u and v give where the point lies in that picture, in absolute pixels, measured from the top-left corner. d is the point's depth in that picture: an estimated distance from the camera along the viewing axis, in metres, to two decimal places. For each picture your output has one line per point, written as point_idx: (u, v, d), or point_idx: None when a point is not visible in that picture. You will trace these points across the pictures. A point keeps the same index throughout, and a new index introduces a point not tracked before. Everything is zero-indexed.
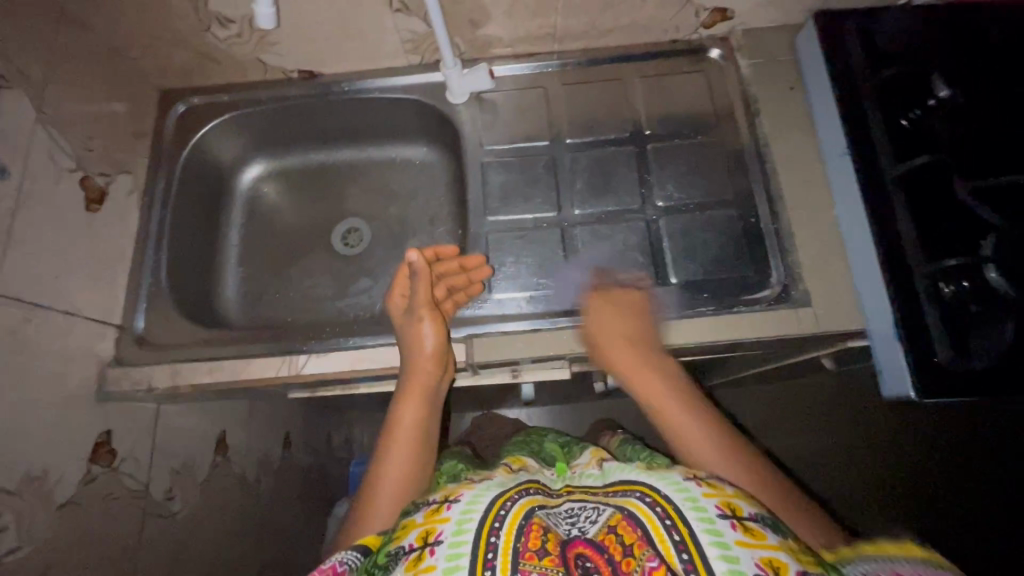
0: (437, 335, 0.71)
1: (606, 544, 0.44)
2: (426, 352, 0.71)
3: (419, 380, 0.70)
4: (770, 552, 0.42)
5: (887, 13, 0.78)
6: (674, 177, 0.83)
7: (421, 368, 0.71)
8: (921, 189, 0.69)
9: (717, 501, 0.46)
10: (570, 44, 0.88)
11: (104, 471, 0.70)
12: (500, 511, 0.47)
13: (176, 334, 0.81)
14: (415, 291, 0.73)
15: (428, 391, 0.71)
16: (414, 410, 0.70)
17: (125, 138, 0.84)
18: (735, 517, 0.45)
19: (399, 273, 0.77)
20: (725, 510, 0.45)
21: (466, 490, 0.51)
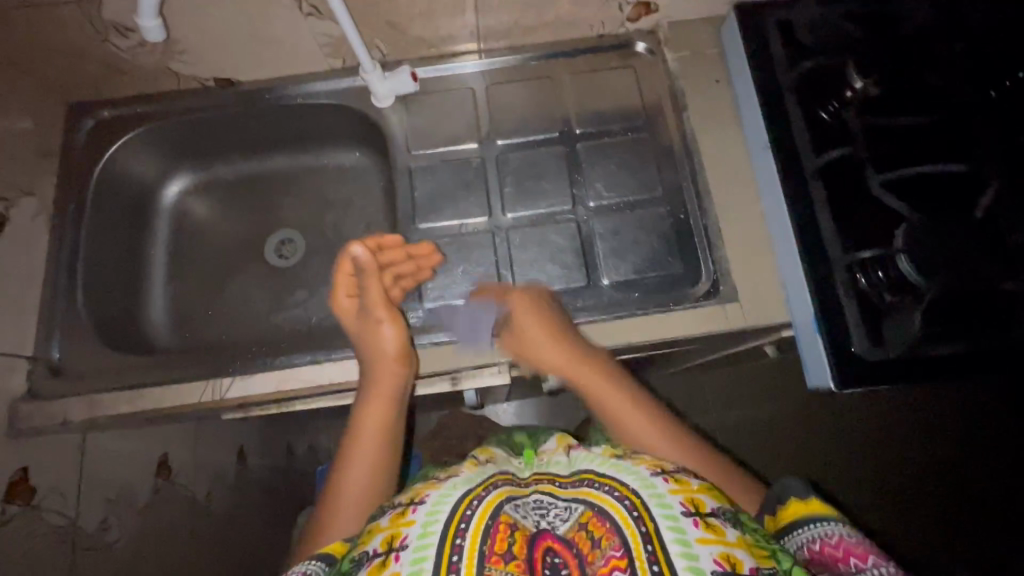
0: (399, 334, 0.70)
1: (575, 541, 0.44)
2: (389, 350, 0.69)
3: (385, 378, 0.68)
4: (727, 548, 0.44)
5: (804, 4, 0.78)
6: (604, 176, 0.83)
7: (386, 368, 0.68)
8: (838, 182, 0.70)
9: (682, 498, 0.47)
10: (495, 41, 0.86)
11: (21, 510, 0.66)
12: (466, 512, 0.46)
13: (96, 362, 0.77)
14: (367, 289, 0.72)
15: (396, 391, 0.69)
16: (380, 408, 0.68)
17: (28, 159, 0.80)
18: (698, 513, 0.46)
19: (342, 270, 0.76)
20: (689, 507, 0.46)
21: (432, 489, 0.50)
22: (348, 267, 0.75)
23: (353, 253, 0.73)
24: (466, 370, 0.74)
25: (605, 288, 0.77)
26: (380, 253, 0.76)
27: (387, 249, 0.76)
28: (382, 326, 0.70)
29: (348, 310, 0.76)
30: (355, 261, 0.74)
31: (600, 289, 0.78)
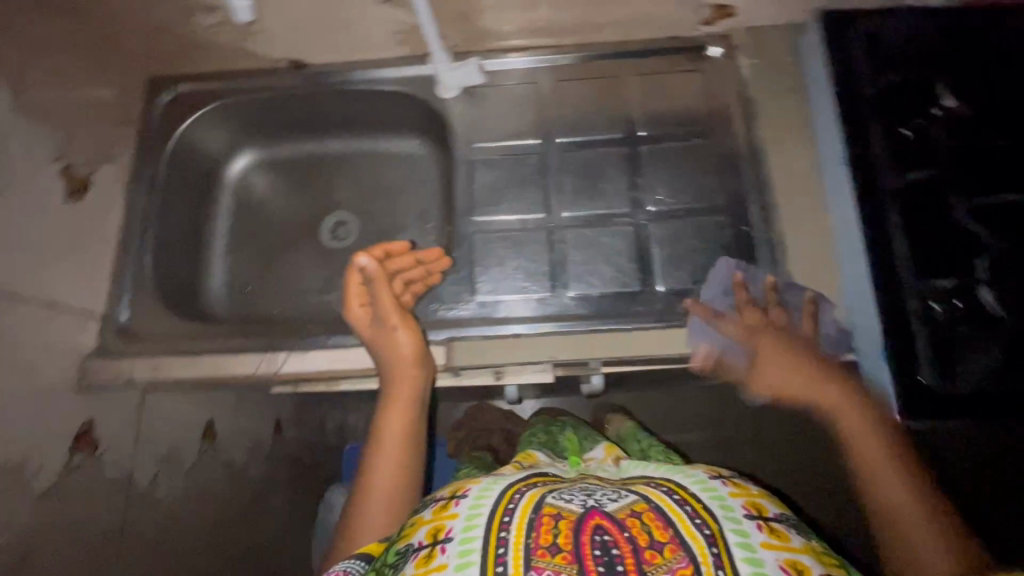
0: (414, 338, 0.71)
1: (629, 526, 0.43)
2: (405, 354, 0.70)
3: (404, 382, 0.70)
4: (793, 555, 0.43)
5: (893, 15, 0.75)
6: (665, 181, 0.81)
7: (404, 372, 0.70)
8: (917, 204, 0.67)
9: (744, 501, 0.47)
10: (564, 37, 0.85)
11: (85, 460, 0.69)
12: (509, 506, 0.46)
13: (158, 327, 0.81)
14: (378, 298, 0.73)
15: (415, 395, 0.70)
16: (399, 411, 0.70)
17: (108, 127, 0.82)
18: (761, 518, 0.46)
19: (348, 283, 0.75)
20: (752, 510, 0.46)
21: (473, 485, 0.50)
22: (357, 279, 0.75)
23: (362, 264, 0.74)
24: (511, 365, 0.73)
25: (660, 296, 0.76)
26: (388, 260, 0.78)
27: (394, 257, 0.78)
28: (395, 331, 0.71)
29: (362, 318, 0.74)
30: (363, 271, 0.75)
31: (655, 297, 0.76)
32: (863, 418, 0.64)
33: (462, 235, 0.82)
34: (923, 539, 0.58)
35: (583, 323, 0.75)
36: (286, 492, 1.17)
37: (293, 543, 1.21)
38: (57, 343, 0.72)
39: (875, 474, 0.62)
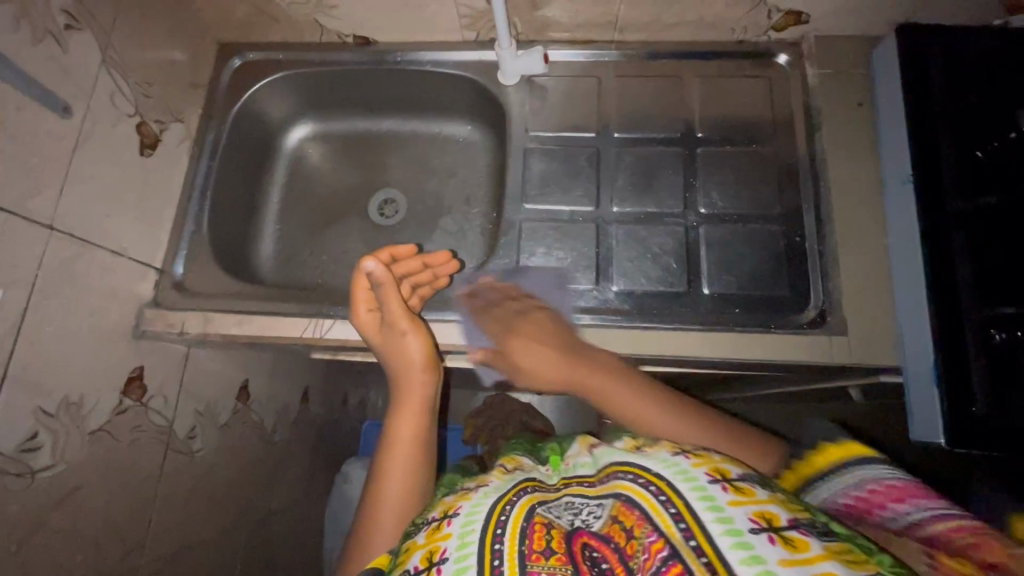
0: (424, 343, 0.71)
1: (612, 535, 0.44)
2: (416, 359, 0.70)
3: (414, 387, 0.70)
4: (760, 506, 0.41)
5: (977, 33, 0.72)
6: (719, 185, 0.80)
7: (415, 377, 0.70)
8: (983, 228, 0.65)
9: (706, 468, 0.45)
10: (630, 34, 0.86)
11: (134, 404, 0.74)
12: (501, 517, 0.45)
13: (211, 284, 0.83)
14: (386, 302, 0.70)
15: (425, 399, 0.70)
16: (409, 418, 0.69)
17: (182, 88, 0.85)
18: (726, 480, 0.43)
19: (354, 286, 0.73)
20: (715, 475, 0.44)
21: (465, 501, 0.49)
22: (363, 283, 0.72)
23: (369, 268, 0.70)
24: None
25: (704, 298, 0.75)
26: (394, 264, 0.75)
27: (401, 261, 0.74)
28: (405, 337, 0.71)
29: (369, 322, 0.73)
30: (368, 275, 0.71)
31: (700, 299, 0.76)
32: (599, 378, 0.66)
33: (511, 222, 0.82)
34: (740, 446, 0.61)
35: (625, 318, 0.75)
36: (307, 459, 1.20)
37: (309, 509, 1.24)
38: (121, 291, 0.75)
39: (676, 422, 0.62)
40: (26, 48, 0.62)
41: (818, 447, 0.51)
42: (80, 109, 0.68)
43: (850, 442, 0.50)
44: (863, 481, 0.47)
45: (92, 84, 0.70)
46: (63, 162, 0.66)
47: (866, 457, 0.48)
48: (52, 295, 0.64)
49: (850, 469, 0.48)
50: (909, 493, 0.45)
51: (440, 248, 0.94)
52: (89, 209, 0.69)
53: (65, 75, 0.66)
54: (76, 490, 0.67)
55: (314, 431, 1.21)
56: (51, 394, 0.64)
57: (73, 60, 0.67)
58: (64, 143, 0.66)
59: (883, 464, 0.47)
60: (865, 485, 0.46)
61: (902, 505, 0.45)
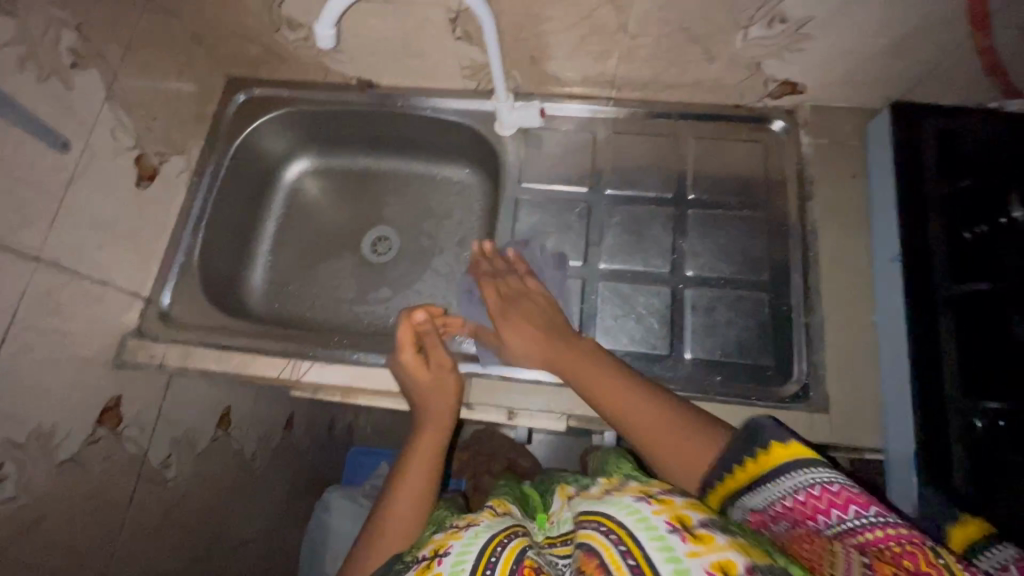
0: (457, 380, 0.71)
1: None
2: (449, 394, 0.70)
3: (439, 419, 0.69)
4: (719, 555, 0.37)
5: (971, 115, 0.72)
6: (708, 248, 0.80)
7: (441, 410, 0.69)
8: (972, 315, 0.64)
9: (667, 516, 0.41)
10: (629, 92, 0.86)
11: (107, 434, 0.74)
12: (491, 559, 0.46)
13: (197, 315, 0.83)
14: (433, 348, 0.73)
15: (446, 432, 0.69)
16: (429, 443, 0.68)
17: (187, 121, 0.87)
18: (686, 529, 0.40)
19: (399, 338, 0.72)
20: (675, 523, 0.40)
21: (455, 540, 0.50)
22: (410, 335, 0.72)
23: (417, 318, 0.74)
24: (528, 409, 0.72)
25: (687, 363, 0.74)
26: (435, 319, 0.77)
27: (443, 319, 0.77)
28: (446, 379, 0.71)
29: (415, 368, 0.70)
30: (417, 327, 0.73)
31: (681, 363, 0.75)
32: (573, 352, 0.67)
33: None
34: (673, 436, 0.56)
35: None
36: (286, 485, 1.19)
37: (286, 536, 1.22)
38: (104, 321, 0.75)
39: (619, 402, 0.61)
40: (30, 86, 0.63)
41: (756, 451, 0.46)
42: (79, 145, 0.69)
43: (785, 441, 0.45)
44: (795, 490, 0.43)
45: (94, 120, 0.71)
46: (56, 195, 0.67)
47: (807, 459, 0.43)
48: (31, 325, 0.64)
49: (781, 482, 0.44)
50: (843, 500, 0.41)
51: (430, 289, 0.94)
52: (79, 242, 0.70)
53: (67, 111, 0.67)
54: (38, 521, 0.66)
55: (294, 457, 1.21)
56: (21, 424, 0.64)
57: (76, 97, 0.69)
58: (59, 177, 0.67)
59: (822, 466, 0.43)
60: (795, 496, 0.43)
61: (832, 513, 0.41)
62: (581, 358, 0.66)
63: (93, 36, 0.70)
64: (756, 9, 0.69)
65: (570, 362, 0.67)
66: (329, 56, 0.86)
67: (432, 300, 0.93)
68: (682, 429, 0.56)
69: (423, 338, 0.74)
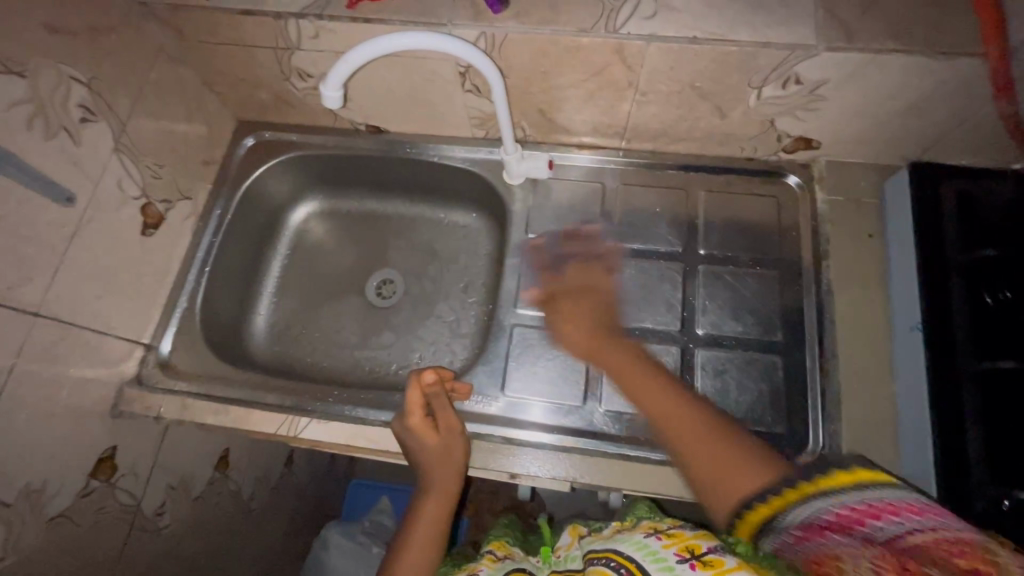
0: (464, 449, 0.68)
1: None
2: (457, 462, 0.67)
3: (445, 487, 0.67)
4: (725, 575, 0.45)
5: (991, 179, 0.70)
6: (719, 306, 0.78)
7: (448, 479, 0.67)
8: (995, 393, 0.61)
9: (676, 547, 0.50)
10: (638, 143, 0.85)
11: (101, 486, 0.72)
12: None
13: (197, 362, 0.82)
14: (443, 409, 0.69)
15: (451, 499, 0.67)
16: (435, 510, 0.66)
17: (195, 166, 0.87)
18: (694, 557, 0.49)
19: (410, 397, 0.68)
20: (684, 554, 0.49)
21: None
22: (419, 398, 0.68)
23: (426, 379, 0.69)
24: (531, 474, 0.70)
25: None
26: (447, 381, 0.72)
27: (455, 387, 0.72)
28: (452, 447, 0.68)
29: (422, 433, 0.67)
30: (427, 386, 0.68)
31: None
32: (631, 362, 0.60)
33: (502, 324, 0.80)
34: (706, 458, 0.49)
35: (610, 443, 0.71)
36: (284, 524, 1.17)
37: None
38: (102, 371, 0.74)
39: (659, 409, 0.54)
40: (38, 145, 0.63)
41: (814, 473, 0.44)
42: (85, 197, 0.69)
43: (862, 468, 0.43)
44: (852, 504, 0.41)
45: (101, 171, 0.71)
46: (58, 249, 0.66)
47: (887, 483, 0.42)
48: (28, 380, 0.63)
49: (834, 496, 0.42)
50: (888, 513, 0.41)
51: (432, 336, 0.92)
52: (80, 293, 0.70)
53: (74, 165, 0.67)
54: None
55: (293, 495, 1.19)
56: (12, 483, 0.62)
57: (82, 150, 0.68)
58: (61, 231, 0.67)
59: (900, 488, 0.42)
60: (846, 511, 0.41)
61: (897, 526, 0.40)
62: (643, 366, 0.59)
63: (104, 90, 0.71)
64: (770, 71, 0.67)
65: (628, 371, 0.59)
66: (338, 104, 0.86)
67: (435, 346, 0.91)
68: (717, 452, 0.49)
69: (432, 400, 0.69)
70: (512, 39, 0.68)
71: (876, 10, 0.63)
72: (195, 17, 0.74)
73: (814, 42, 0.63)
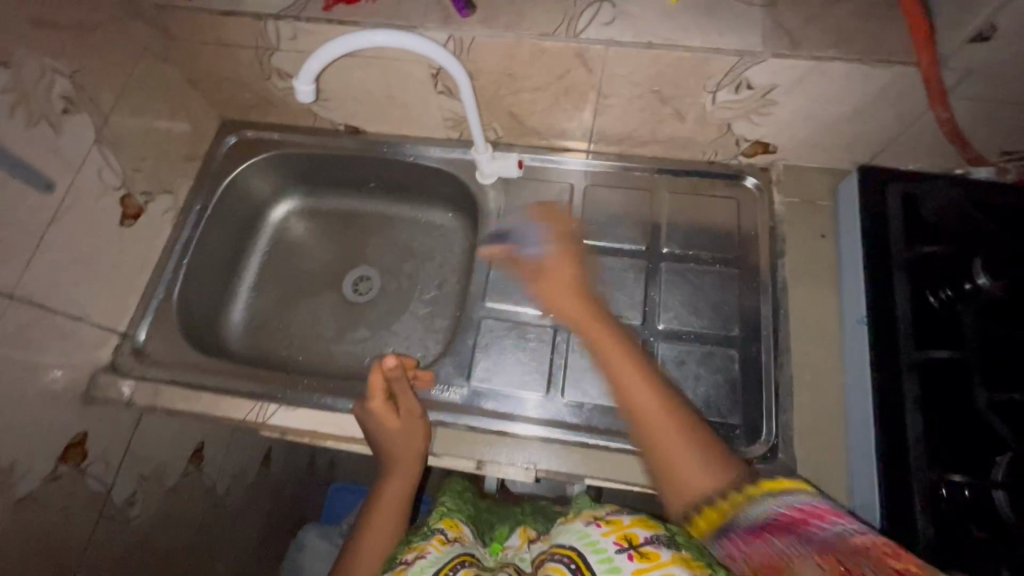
0: (424, 434, 0.70)
1: None
2: (417, 446, 0.69)
3: (406, 468, 0.69)
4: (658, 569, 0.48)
5: (937, 182, 0.74)
6: (681, 301, 0.80)
7: (409, 462, 0.69)
8: (933, 382, 0.64)
9: (615, 537, 0.52)
10: (606, 146, 0.88)
11: (70, 471, 0.73)
12: None
13: (171, 352, 0.84)
14: (403, 397, 0.70)
15: (414, 479, 0.70)
16: (396, 491, 0.69)
17: (177, 162, 0.89)
18: (632, 547, 0.51)
19: (375, 384, 0.69)
20: (622, 543, 0.51)
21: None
22: (382, 382, 0.69)
23: (388, 365, 0.69)
24: (493, 461, 0.71)
25: None
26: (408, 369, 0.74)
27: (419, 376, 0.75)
28: (412, 432, 0.69)
29: (384, 417, 0.69)
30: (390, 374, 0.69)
31: None
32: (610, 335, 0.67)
33: (471, 317, 0.83)
34: (678, 453, 0.55)
35: (572, 432, 0.73)
36: (260, 522, 1.17)
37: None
38: (75, 356, 0.76)
39: (630, 388, 0.61)
40: (19, 132, 0.65)
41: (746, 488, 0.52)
42: (64, 185, 0.72)
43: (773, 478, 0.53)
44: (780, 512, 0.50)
45: (81, 161, 0.74)
46: (36, 234, 0.68)
47: (794, 490, 0.52)
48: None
49: (766, 507, 0.50)
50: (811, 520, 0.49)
51: (406, 330, 0.94)
52: (56, 278, 0.72)
53: (54, 154, 0.70)
54: None
55: (270, 493, 1.19)
56: None
57: (64, 140, 0.71)
58: (40, 217, 0.69)
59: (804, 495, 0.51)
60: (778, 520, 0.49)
61: (812, 526, 0.48)
62: (621, 345, 0.66)
63: (87, 84, 0.73)
64: (723, 77, 0.71)
65: (608, 343, 0.66)
66: (317, 104, 0.89)
67: (408, 341, 0.93)
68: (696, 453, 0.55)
69: (393, 384, 0.70)
70: (479, 41, 0.72)
71: (818, 22, 0.68)
72: (179, 17, 0.77)
73: (761, 49, 0.67)
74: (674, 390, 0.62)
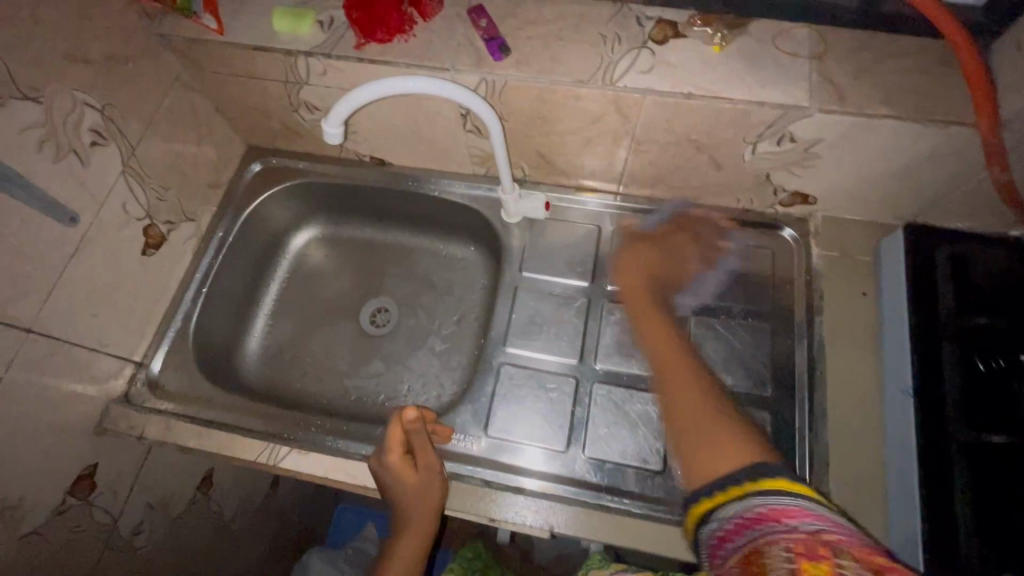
0: (440, 493, 0.67)
1: None
2: (433, 505, 0.67)
3: (419, 527, 0.66)
4: None
5: (990, 244, 0.69)
6: (710, 356, 0.77)
7: (424, 522, 0.66)
8: (986, 468, 0.59)
9: None
10: (635, 189, 0.86)
11: (78, 504, 0.72)
12: None
13: (185, 383, 0.82)
14: (423, 453, 0.67)
15: (427, 540, 0.67)
16: (408, 551, 0.66)
17: (201, 189, 0.89)
18: None
19: (393, 438, 0.66)
20: None
21: None
22: (400, 436, 0.66)
23: (408, 418, 0.65)
24: (507, 521, 0.68)
25: (679, 482, 0.70)
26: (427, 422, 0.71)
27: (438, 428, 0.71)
28: (428, 491, 0.67)
29: (401, 474, 0.66)
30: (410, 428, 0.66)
31: (673, 481, 0.70)
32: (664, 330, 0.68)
33: (490, 362, 0.80)
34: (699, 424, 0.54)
35: (591, 492, 0.70)
36: (264, 548, 1.15)
37: None
38: (89, 387, 0.75)
39: (672, 374, 0.61)
40: (46, 166, 0.65)
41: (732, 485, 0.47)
42: (88, 217, 0.71)
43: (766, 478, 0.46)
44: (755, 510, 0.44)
45: (106, 192, 0.73)
46: (57, 266, 0.68)
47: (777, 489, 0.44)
48: (13, 397, 0.64)
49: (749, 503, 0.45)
50: (787, 515, 0.42)
51: (422, 367, 0.92)
52: (75, 309, 0.71)
53: (79, 186, 0.69)
54: None
55: (276, 517, 1.17)
56: None
57: (90, 171, 0.71)
58: (63, 249, 0.68)
59: (788, 496, 0.44)
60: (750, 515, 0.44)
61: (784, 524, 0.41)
62: (671, 336, 0.67)
63: (116, 115, 0.73)
64: (765, 129, 0.68)
65: (658, 333, 0.68)
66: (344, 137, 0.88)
67: (424, 379, 0.91)
68: (717, 417, 0.54)
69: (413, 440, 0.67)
70: (511, 85, 0.70)
71: (867, 77, 0.65)
72: (211, 50, 0.77)
73: (807, 104, 0.64)
74: (708, 370, 0.63)
